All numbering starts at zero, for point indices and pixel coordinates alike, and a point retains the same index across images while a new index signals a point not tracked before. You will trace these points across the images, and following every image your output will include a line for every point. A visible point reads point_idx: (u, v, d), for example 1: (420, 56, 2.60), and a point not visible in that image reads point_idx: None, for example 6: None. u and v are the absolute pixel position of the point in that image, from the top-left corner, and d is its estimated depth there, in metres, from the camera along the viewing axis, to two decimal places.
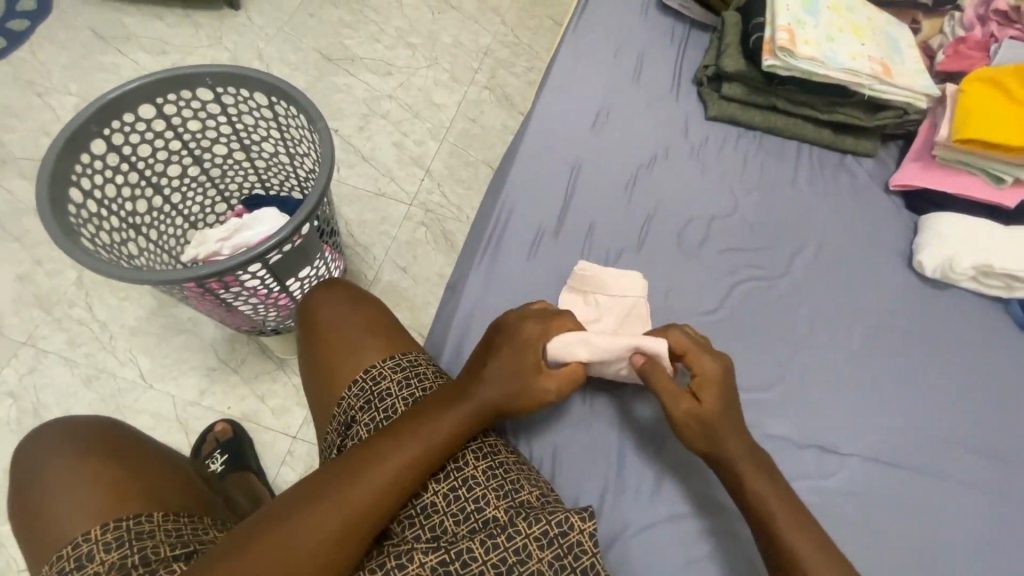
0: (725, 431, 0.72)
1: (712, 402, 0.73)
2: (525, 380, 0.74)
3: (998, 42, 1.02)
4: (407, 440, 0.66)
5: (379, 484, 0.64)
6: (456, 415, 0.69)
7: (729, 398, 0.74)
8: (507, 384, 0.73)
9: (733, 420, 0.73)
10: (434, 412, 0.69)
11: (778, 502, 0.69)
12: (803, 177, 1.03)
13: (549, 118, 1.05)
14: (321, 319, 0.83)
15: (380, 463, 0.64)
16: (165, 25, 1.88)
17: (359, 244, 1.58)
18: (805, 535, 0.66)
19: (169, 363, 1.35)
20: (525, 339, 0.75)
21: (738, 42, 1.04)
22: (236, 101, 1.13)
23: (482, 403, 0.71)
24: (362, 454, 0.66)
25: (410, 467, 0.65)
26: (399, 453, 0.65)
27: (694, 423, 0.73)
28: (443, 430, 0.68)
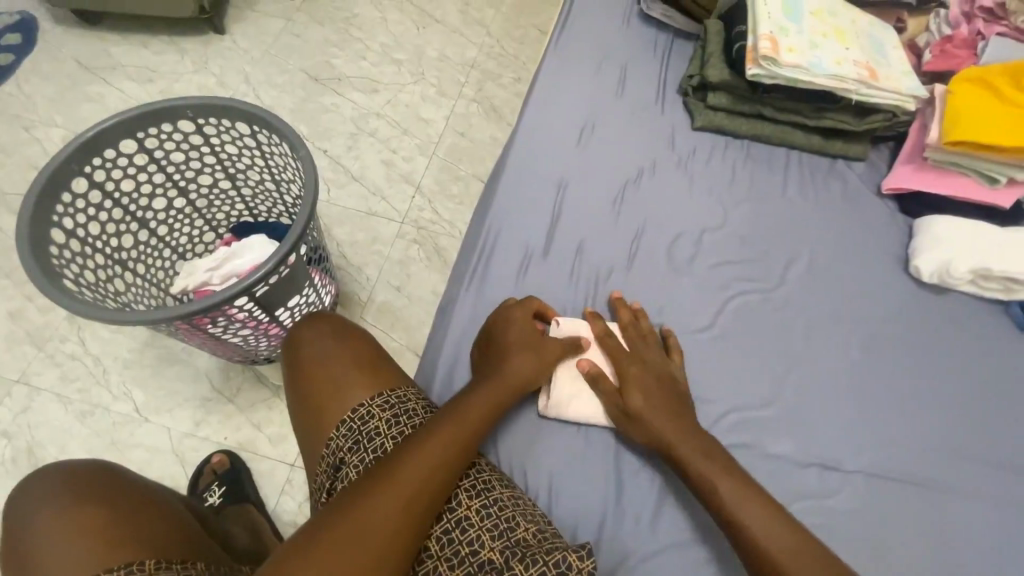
0: (656, 422, 0.75)
1: (640, 403, 0.76)
2: (532, 365, 0.78)
3: (985, 40, 1.01)
4: (404, 471, 0.64)
5: (382, 521, 0.60)
6: (457, 433, 0.68)
7: (658, 388, 0.78)
8: (518, 371, 0.77)
9: (684, 422, 0.75)
10: (432, 432, 0.67)
11: (758, 513, 0.67)
12: (793, 184, 1.01)
13: (535, 133, 1.04)
14: (307, 358, 0.81)
15: (383, 498, 0.61)
16: (151, 52, 1.88)
17: (351, 265, 1.57)
18: (798, 549, 0.64)
19: (162, 395, 1.34)
20: (521, 328, 0.81)
21: (721, 51, 1.02)
22: (218, 132, 1.12)
23: (485, 410, 0.73)
24: (360, 492, 0.62)
25: (412, 497, 0.62)
26: (398, 484, 0.63)
27: (627, 424, 0.78)
28: (444, 455, 0.66)
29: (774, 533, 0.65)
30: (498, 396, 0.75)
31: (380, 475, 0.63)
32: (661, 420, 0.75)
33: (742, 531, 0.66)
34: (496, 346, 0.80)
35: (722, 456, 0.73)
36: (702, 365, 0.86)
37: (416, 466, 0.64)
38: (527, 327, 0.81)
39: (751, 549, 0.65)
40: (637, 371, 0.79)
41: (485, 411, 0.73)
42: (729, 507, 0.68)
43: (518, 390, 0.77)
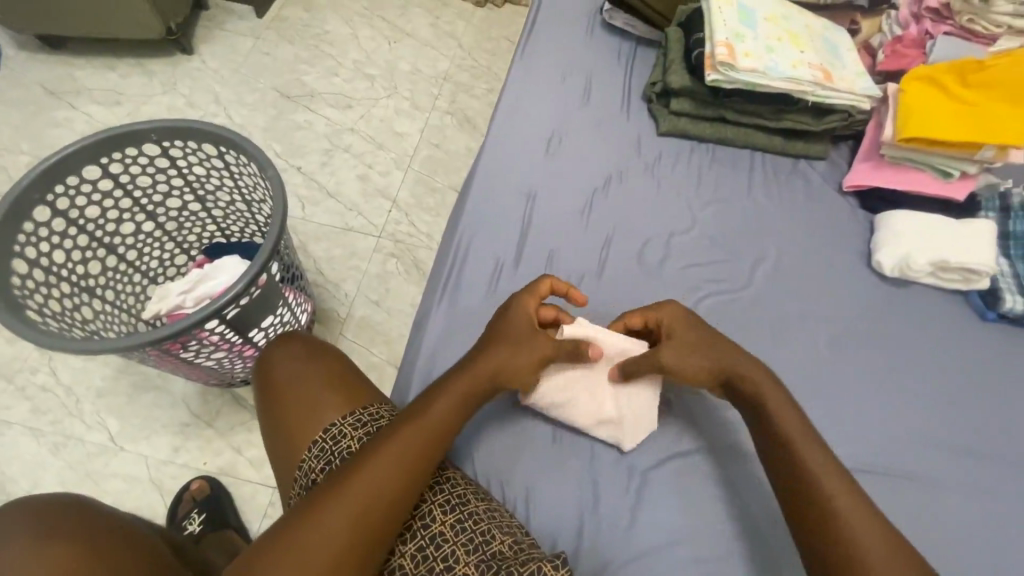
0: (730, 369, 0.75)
1: (701, 354, 0.76)
2: (511, 359, 0.76)
3: (933, 39, 1.04)
4: (361, 477, 0.65)
5: (335, 526, 0.62)
6: (416, 441, 0.68)
7: (714, 337, 0.77)
8: (495, 364, 0.76)
9: (758, 370, 0.75)
10: (393, 436, 0.68)
11: (846, 497, 0.65)
12: (757, 186, 1.03)
13: (503, 144, 1.04)
14: (276, 376, 0.81)
15: (333, 510, 0.63)
16: (119, 74, 1.87)
17: (329, 282, 1.56)
18: (878, 537, 0.62)
19: (138, 423, 1.31)
20: (516, 319, 0.79)
21: (682, 58, 1.04)
22: (185, 154, 1.11)
23: (452, 408, 0.73)
24: (314, 504, 0.64)
25: (367, 501, 0.64)
26: (354, 490, 0.64)
27: (690, 359, 0.76)
28: (402, 459, 0.67)
29: (846, 499, 0.64)
30: (464, 395, 0.74)
31: (336, 486, 0.65)
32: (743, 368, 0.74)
33: (816, 492, 0.65)
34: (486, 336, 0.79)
35: (797, 411, 0.72)
36: None
37: (376, 474, 0.65)
38: (523, 318, 0.79)
39: (840, 525, 0.63)
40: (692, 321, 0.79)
41: (449, 411, 0.72)
42: (804, 462, 0.67)
43: (489, 386, 0.76)
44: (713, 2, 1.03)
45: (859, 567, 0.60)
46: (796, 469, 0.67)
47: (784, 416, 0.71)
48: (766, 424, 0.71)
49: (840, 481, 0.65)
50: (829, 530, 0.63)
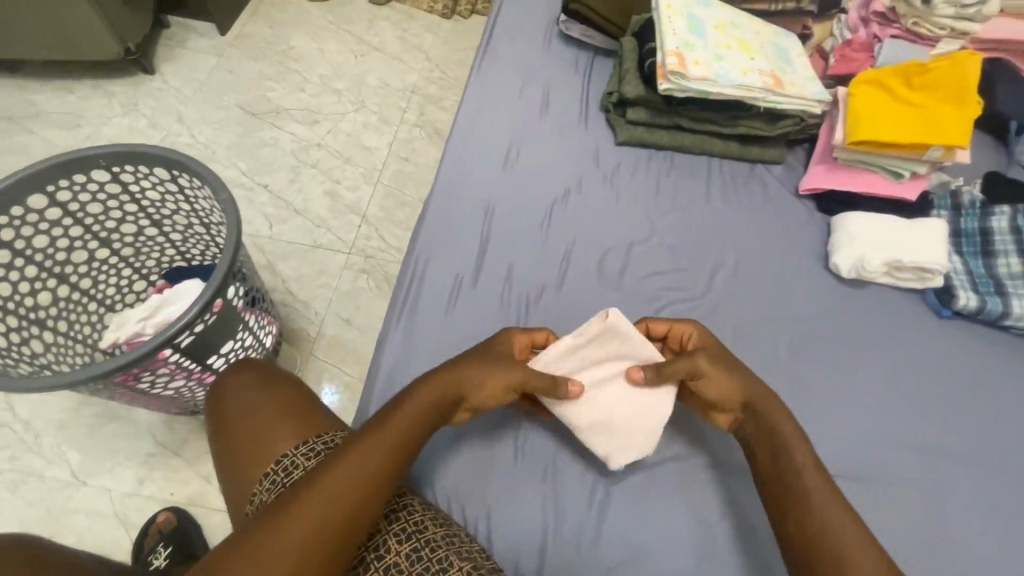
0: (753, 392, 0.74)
1: (732, 376, 0.75)
2: (479, 373, 0.75)
3: (880, 43, 1.07)
4: (322, 490, 0.63)
5: (293, 539, 0.60)
6: (376, 454, 0.67)
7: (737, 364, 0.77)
8: (461, 372, 0.75)
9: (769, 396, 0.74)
10: (357, 446, 0.67)
11: (836, 509, 0.65)
12: (715, 192, 1.04)
13: (461, 158, 1.04)
14: (230, 409, 0.82)
15: (290, 524, 0.61)
16: (77, 97, 1.83)
17: (298, 301, 1.53)
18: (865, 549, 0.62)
19: (100, 455, 1.27)
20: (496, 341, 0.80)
21: (636, 68, 1.05)
22: (136, 179, 1.09)
23: (420, 415, 0.71)
24: (267, 524, 0.61)
25: (328, 513, 0.62)
26: (315, 502, 0.62)
27: (724, 373, 0.75)
28: (367, 468, 0.65)
29: (836, 510, 0.65)
30: (427, 403, 0.72)
31: (297, 498, 0.63)
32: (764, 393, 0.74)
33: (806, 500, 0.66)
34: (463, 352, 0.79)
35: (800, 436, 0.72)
36: None
37: (338, 485, 0.63)
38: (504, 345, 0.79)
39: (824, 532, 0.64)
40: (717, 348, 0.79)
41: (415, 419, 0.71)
42: (802, 481, 0.68)
43: (458, 395, 0.74)
44: (662, 11, 1.03)
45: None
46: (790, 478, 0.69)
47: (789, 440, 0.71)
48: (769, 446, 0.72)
49: (833, 501, 0.65)
50: (817, 548, 0.63)
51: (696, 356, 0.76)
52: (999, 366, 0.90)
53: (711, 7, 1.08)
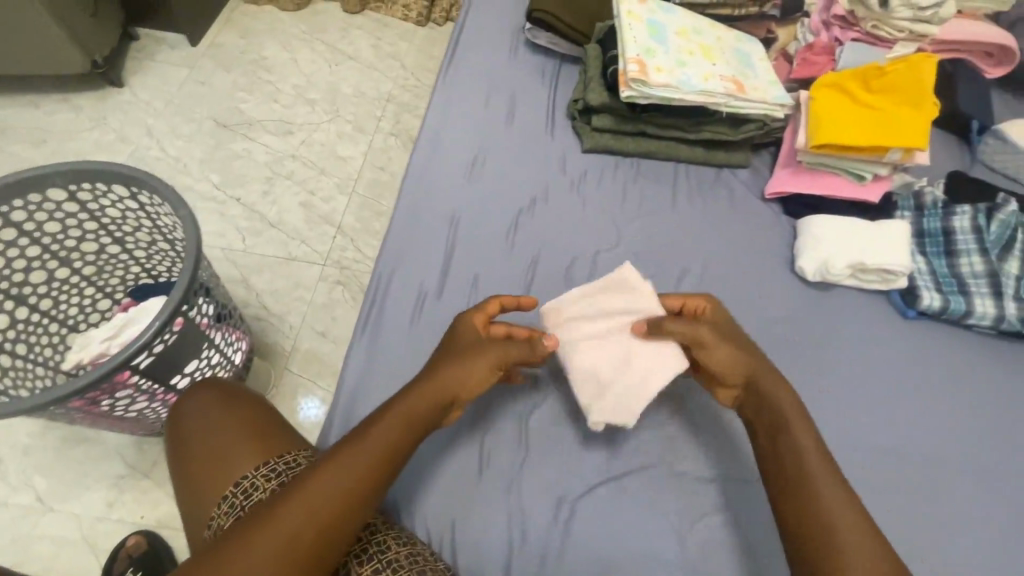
0: (757, 369, 0.74)
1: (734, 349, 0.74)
2: (457, 369, 0.74)
3: (841, 46, 1.08)
4: (297, 504, 0.61)
5: (264, 555, 0.58)
6: (360, 464, 0.65)
7: (745, 341, 0.77)
8: (441, 375, 0.73)
9: (778, 384, 0.73)
10: (336, 458, 0.65)
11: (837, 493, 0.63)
12: (682, 198, 1.04)
13: (426, 169, 1.03)
14: (190, 431, 0.80)
15: (261, 540, 0.58)
16: (43, 111, 1.79)
17: (273, 314, 1.51)
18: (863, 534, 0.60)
19: (66, 479, 1.23)
20: (461, 331, 0.79)
21: (600, 75, 1.05)
22: (94, 197, 1.07)
23: (401, 424, 0.69)
24: (245, 531, 0.59)
25: (302, 528, 0.60)
26: (289, 516, 0.60)
27: (728, 346, 0.74)
28: (343, 484, 0.63)
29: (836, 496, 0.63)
30: (411, 410, 0.71)
31: (270, 512, 0.60)
32: (766, 372, 0.73)
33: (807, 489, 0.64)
34: (440, 352, 0.78)
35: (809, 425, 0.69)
36: None
37: (312, 500, 0.61)
38: (473, 334, 0.78)
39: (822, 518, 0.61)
40: (726, 326, 0.78)
41: (398, 427, 0.69)
42: (804, 466, 0.66)
43: (440, 401, 0.73)
44: (623, 18, 1.04)
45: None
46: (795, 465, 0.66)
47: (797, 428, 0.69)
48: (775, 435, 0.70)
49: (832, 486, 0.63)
50: (814, 534, 0.61)
51: (704, 325, 0.76)
52: (964, 366, 0.91)
53: (672, 13, 1.08)
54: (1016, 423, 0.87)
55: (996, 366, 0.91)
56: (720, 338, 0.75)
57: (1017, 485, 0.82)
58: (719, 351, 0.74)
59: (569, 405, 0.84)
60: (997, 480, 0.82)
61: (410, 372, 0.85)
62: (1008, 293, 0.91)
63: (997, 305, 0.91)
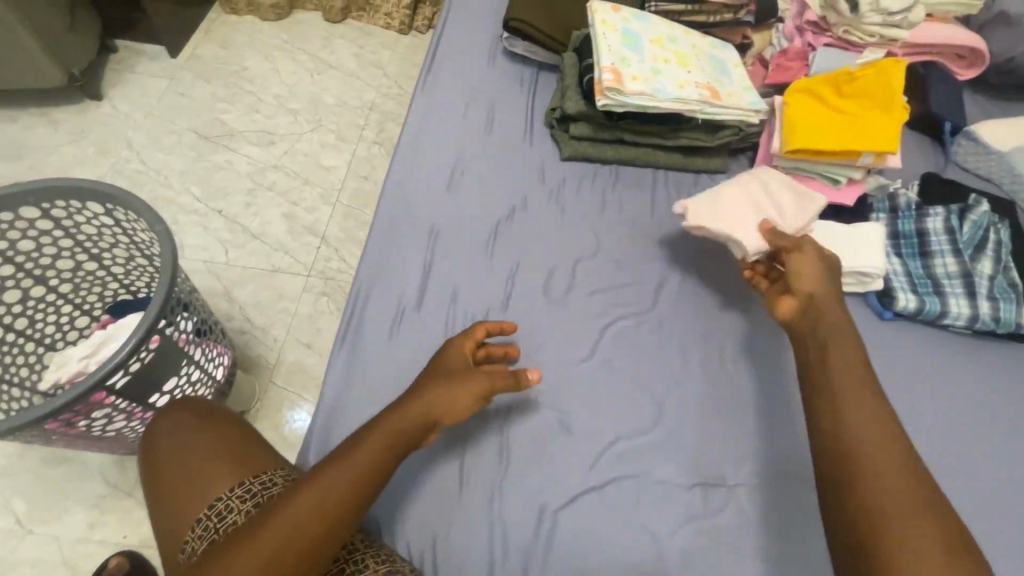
0: (824, 296, 0.79)
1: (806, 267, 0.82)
2: (443, 390, 0.74)
3: (814, 51, 1.09)
4: (275, 524, 0.62)
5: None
6: (340, 482, 0.65)
7: (830, 274, 0.82)
8: (427, 396, 0.73)
9: (841, 343, 0.72)
10: (316, 477, 0.65)
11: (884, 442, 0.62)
12: (661, 204, 1.04)
13: (404, 180, 1.02)
14: (163, 452, 0.80)
15: (241, 560, 0.60)
16: (21, 126, 1.77)
17: (256, 327, 1.49)
18: (905, 489, 0.59)
19: (46, 501, 1.21)
20: (450, 353, 0.79)
21: (576, 83, 1.05)
22: (69, 214, 1.06)
23: (384, 443, 0.69)
24: (227, 552, 0.61)
25: (280, 549, 0.61)
26: (267, 537, 0.61)
27: (812, 261, 0.83)
28: (322, 503, 0.63)
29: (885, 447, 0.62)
30: (399, 427, 0.71)
31: (250, 533, 0.62)
32: (828, 302, 0.78)
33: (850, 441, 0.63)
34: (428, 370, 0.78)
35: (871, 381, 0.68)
36: (582, 394, 0.85)
37: (290, 521, 0.62)
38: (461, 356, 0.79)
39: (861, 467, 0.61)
40: (824, 261, 0.84)
41: (381, 445, 0.69)
42: (851, 408, 0.65)
43: (424, 420, 0.72)
44: (597, 27, 1.04)
45: (884, 517, 0.57)
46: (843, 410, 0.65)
47: (855, 381, 0.68)
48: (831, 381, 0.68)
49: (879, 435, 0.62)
50: (851, 477, 0.61)
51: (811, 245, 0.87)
52: (939, 366, 0.92)
53: (647, 21, 1.09)
54: (992, 422, 0.88)
55: (971, 367, 0.92)
56: (806, 254, 0.84)
57: (995, 484, 0.83)
58: (801, 261, 0.83)
59: (550, 416, 0.83)
60: (975, 480, 0.83)
61: (390, 386, 0.85)
62: (981, 293, 0.92)
63: (971, 304, 0.92)
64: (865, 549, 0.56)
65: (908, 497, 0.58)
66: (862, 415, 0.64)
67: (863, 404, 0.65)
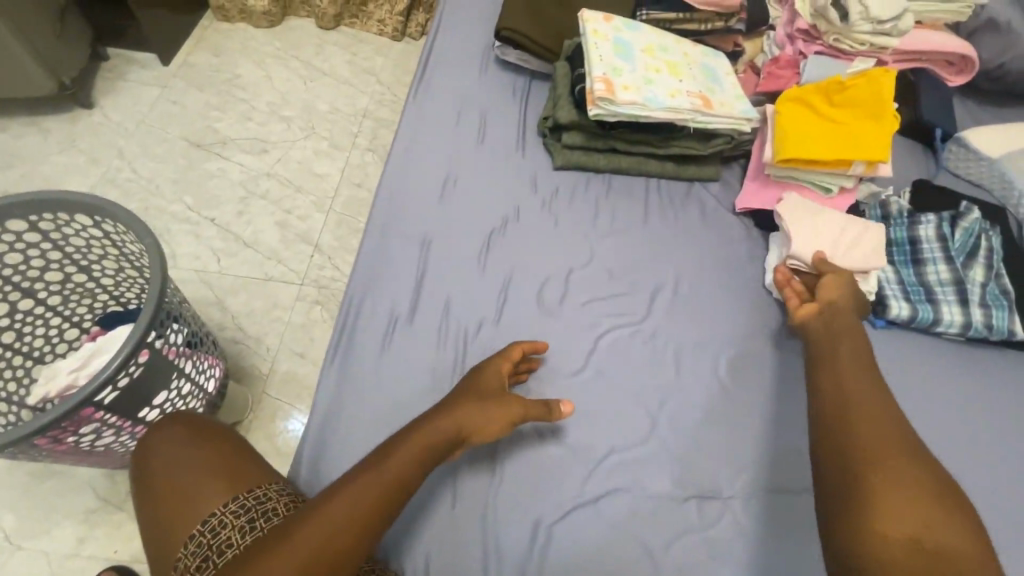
0: (847, 315, 0.85)
1: (837, 285, 0.88)
2: (472, 408, 0.75)
3: (805, 59, 1.10)
4: (304, 532, 0.63)
5: None
6: (370, 496, 0.66)
7: (856, 302, 0.88)
8: (456, 414, 0.74)
9: (859, 360, 0.77)
10: (346, 489, 0.67)
11: (880, 445, 0.66)
12: (654, 213, 1.04)
13: (396, 190, 1.02)
14: (157, 466, 0.78)
15: (270, 565, 0.61)
16: (10, 135, 1.76)
17: (249, 337, 1.48)
18: (900, 485, 0.62)
19: (35, 515, 1.19)
20: (485, 371, 0.80)
21: (568, 92, 1.05)
22: (57, 226, 1.05)
23: (413, 458, 0.70)
24: (262, 555, 0.62)
25: (310, 556, 0.62)
26: (297, 544, 0.62)
27: (845, 281, 0.88)
28: (353, 512, 0.65)
29: (880, 450, 0.65)
30: (427, 443, 0.72)
31: (281, 540, 0.63)
32: (848, 318, 0.84)
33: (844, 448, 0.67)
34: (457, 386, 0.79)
35: (888, 401, 0.72)
36: (575, 405, 0.85)
37: (319, 531, 0.63)
38: (496, 375, 0.80)
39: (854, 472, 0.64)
40: (854, 290, 0.88)
41: (410, 460, 0.70)
42: (846, 416, 0.70)
43: (452, 438, 0.73)
44: (589, 37, 1.04)
45: (877, 516, 0.60)
46: (837, 420, 0.71)
47: (871, 397, 0.72)
48: (843, 393, 0.73)
49: (872, 435, 0.67)
50: (848, 479, 0.64)
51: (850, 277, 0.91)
52: (933, 374, 0.92)
53: (638, 30, 1.09)
54: (986, 430, 0.88)
55: (964, 374, 0.92)
56: (841, 276, 0.89)
57: (989, 492, 0.83)
58: (836, 278, 0.88)
59: (543, 429, 0.83)
60: (970, 488, 0.83)
61: (382, 399, 0.84)
62: (973, 300, 0.93)
63: (964, 311, 0.92)
64: (858, 543, 0.59)
65: (905, 493, 0.61)
66: (868, 425, 0.68)
67: (872, 416, 0.69)
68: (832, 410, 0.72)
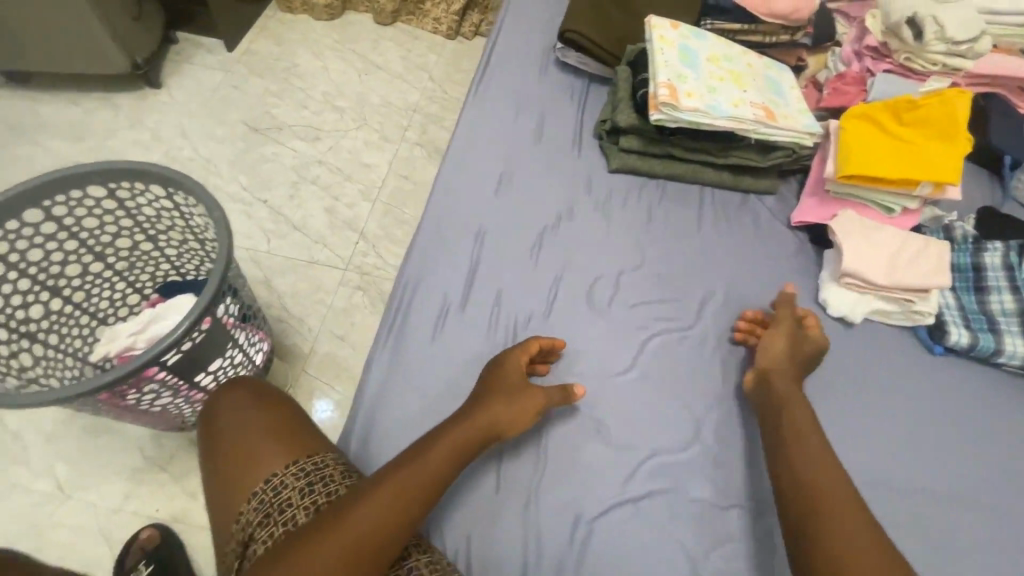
0: (781, 377, 0.82)
1: (776, 345, 0.85)
2: (507, 404, 0.77)
3: (872, 77, 1.08)
4: (357, 513, 0.65)
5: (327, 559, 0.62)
6: (415, 482, 0.69)
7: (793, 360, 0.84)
8: (493, 409, 0.76)
9: (803, 416, 0.78)
10: (394, 475, 0.69)
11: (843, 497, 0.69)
12: (707, 221, 1.04)
13: (453, 182, 1.04)
14: (222, 427, 0.82)
15: (325, 543, 0.63)
16: (83, 109, 1.86)
17: (293, 316, 1.53)
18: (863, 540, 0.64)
19: (86, 468, 1.26)
20: (512, 368, 0.81)
21: (630, 95, 1.06)
22: (132, 195, 1.10)
23: (453, 448, 0.73)
24: (316, 534, 0.64)
25: (361, 537, 0.64)
26: (351, 523, 0.64)
27: (778, 341, 0.85)
28: (402, 492, 0.68)
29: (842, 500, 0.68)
30: (467, 437, 0.74)
31: (334, 520, 0.65)
32: (784, 381, 0.82)
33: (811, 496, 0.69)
34: (485, 382, 0.81)
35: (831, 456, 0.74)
36: (620, 405, 0.85)
37: (371, 512, 0.65)
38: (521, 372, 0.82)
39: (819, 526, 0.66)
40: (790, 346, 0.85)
41: (450, 451, 0.73)
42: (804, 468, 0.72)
43: (487, 432, 0.76)
44: (655, 42, 1.05)
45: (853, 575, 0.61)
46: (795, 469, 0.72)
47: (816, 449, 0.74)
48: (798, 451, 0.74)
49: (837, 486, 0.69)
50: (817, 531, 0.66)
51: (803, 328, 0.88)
52: (990, 405, 0.89)
53: (703, 39, 1.09)
54: None
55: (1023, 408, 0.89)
56: (774, 335, 0.86)
57: None
58: (771, 339, 0.86)
59: (586, 425, 0.84)
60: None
61: (431, 384, 0.86)
62: None
63: None
64: None
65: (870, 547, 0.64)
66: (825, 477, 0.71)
67: (821, 468, 0.72)
68: (787, 458, 0.74)
